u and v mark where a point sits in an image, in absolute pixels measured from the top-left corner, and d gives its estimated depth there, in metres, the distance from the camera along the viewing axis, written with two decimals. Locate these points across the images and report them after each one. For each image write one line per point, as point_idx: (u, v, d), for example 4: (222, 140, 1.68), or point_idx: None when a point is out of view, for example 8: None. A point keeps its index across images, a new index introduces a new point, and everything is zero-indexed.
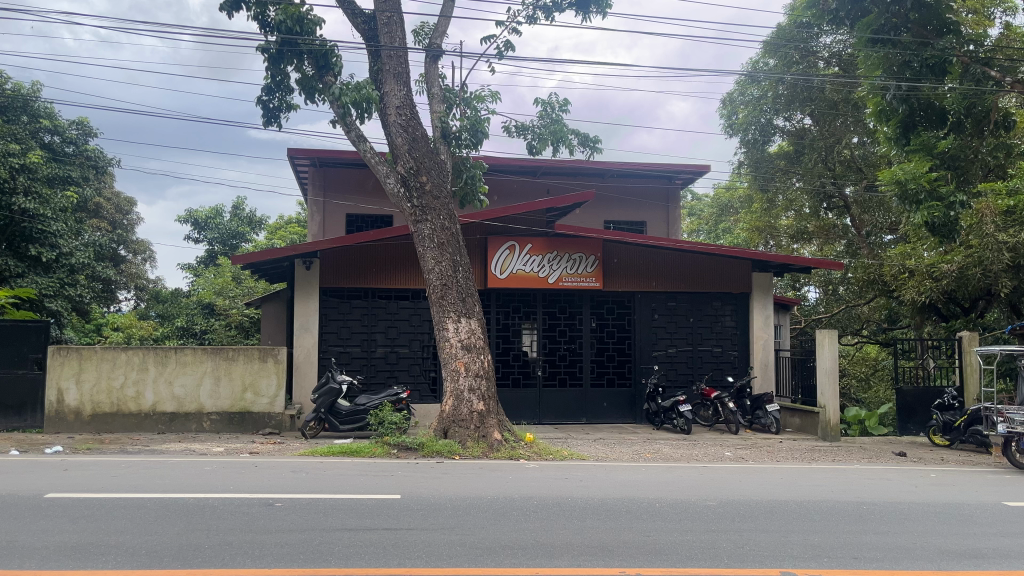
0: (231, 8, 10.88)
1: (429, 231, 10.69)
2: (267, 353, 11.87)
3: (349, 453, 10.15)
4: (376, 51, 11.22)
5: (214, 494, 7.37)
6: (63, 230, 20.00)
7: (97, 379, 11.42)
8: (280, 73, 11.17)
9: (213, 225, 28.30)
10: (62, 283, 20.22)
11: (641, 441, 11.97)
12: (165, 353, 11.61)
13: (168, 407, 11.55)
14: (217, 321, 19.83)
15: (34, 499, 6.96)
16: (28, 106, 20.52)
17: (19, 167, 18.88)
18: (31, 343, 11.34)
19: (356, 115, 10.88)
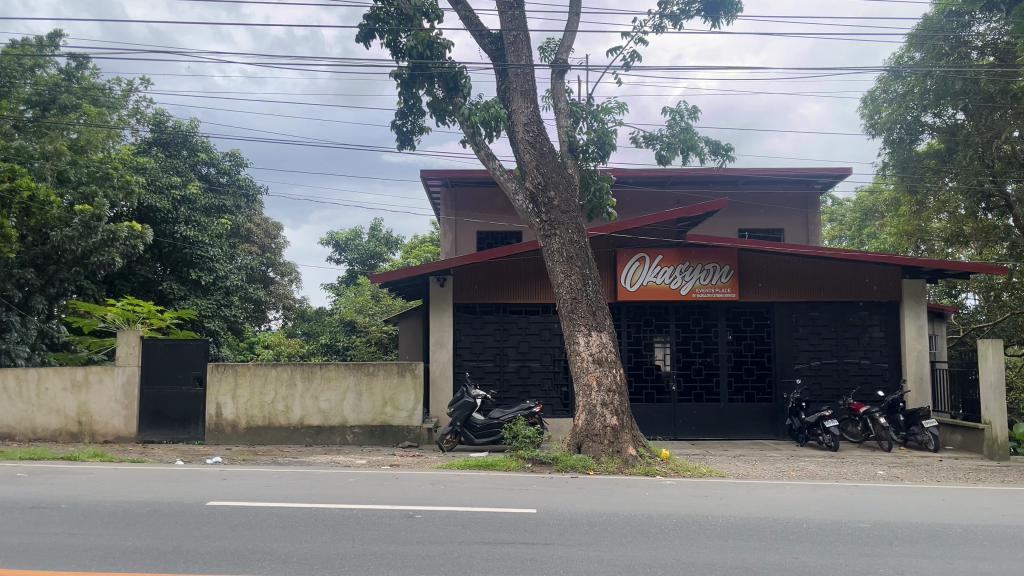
0: (365, 39, 11.40)
1: (558, 245, 10.71)
2: (405, 368, 12.25)
3: (485, 467, 10.28)
4: (504, 70, 11.43)
5: (359, 504, 7.65)
6: (219, 254, 21.52)
7: (250, 394, 12.15)
8: (411, 97, 11.55)
9: (353, 246, 29.68)
10: (219, 304, 21.73)
11: (784, 458, 11.45)
12: (311, 369, 12.22)
13: (315, 420, 12.12)
14: (358, 337, 20.62)
15: (198, 506, 7.48)
16: (187, 141, 22.40)
17: (180, 198, 20.66)
18: (195, 361, 12.18)
19: (485, 134, 11.08)
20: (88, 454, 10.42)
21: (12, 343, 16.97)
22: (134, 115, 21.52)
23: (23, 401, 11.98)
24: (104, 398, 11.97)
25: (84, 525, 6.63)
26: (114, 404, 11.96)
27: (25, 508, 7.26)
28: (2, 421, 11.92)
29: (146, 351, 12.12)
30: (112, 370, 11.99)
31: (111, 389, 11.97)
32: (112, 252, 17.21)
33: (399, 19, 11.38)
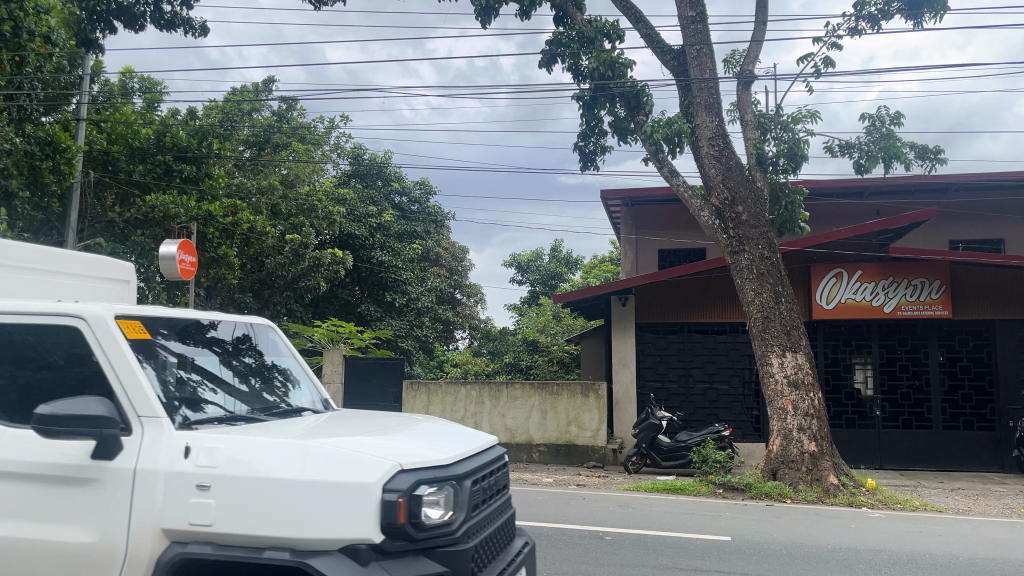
0: (548, 64, 11.64)
1: (747, 262, 10.33)
2: (588, 388, 12.25)
3: (674, 490, 10.04)
4: (687, 85, 11.25)
5: (548, 523, 7.71)
6: (411, 277, 22.89)
7: (442, 411, 12.65)
8: (594, 118, 11.64)
9: (534, 267, 30.25)
10: (411, 324, 22.97)
11: (1012, 494, 10.26)
12: (497, 388, 12.52)
13: (502, 437, 12.39)
14: (541, 356, 20.91)
15: None
16: (382, 173, 24.00)
17: (376, 226, 22.18)
18: (391, 378, 12.89)
19: (668, 150, 10.93)
20: None
21: None
22: (335, 150, 23.32)
23: None
24: None
25: None
26: None
27: None
28: None
29: (348, 368, 12.97)
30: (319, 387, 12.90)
31: None
32: (317, 278, 18.76)
33: (581, 42, 11.53)
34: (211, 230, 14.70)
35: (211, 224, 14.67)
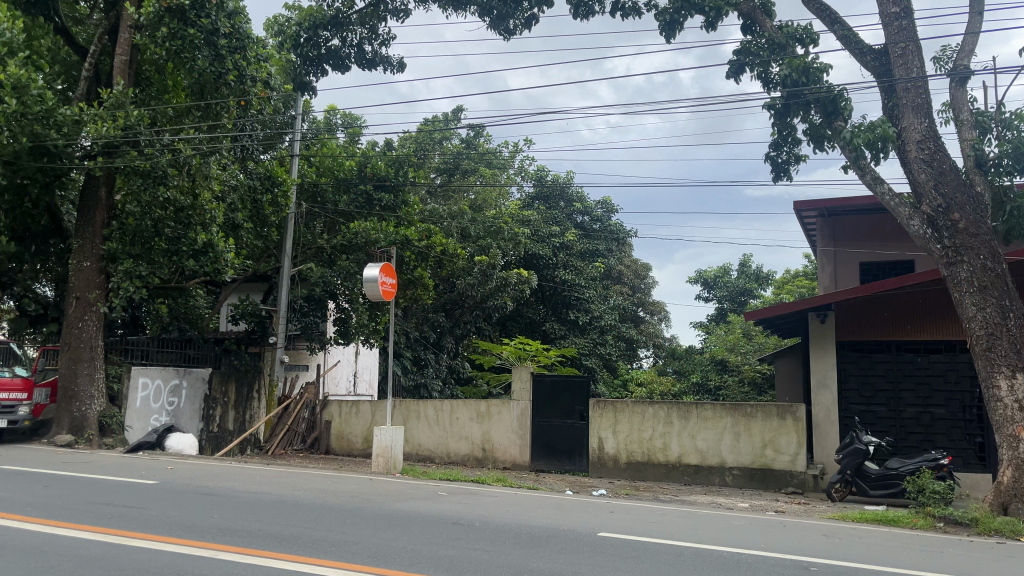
0: (736, 74, 11.32)
1: (968, 273, 9.43)
2: (785, 410, 11.45)
3: (885, 521, 9.29)
4: (891, 86, 10.49)
5: (748, 550, 7.37)
6: (594, 295, 23.17)
7: (630, 430, 12.38)
8: (786, 126, 11.14)
9: (722, 283, 29.37)
10: (596, 342, 23.20)
11: None
12: (687, 408, 12.01)
13: (693, 459, 11.90)
14: (731, 377, 20.16)
15: (590, 535, 7.87)
16: (564, 193, 24.42)
17: (559, 246, 22.87)
18: (578, 397, 12.85)
19: (871, 156, 10.25)
20: (492, 479, 11.58)
21: (429, 377, 20.70)
22: (520, 173, 23.94)
23: (440, 429, 13.83)
24: (503, 428, 13.27)
25: (496, 543, 7.34)
26: (511, 433, 13.18)
27: (450, 523, 8.29)
28: (425, 445, 13.93)
29: (535, 386, 13.16)
30: (509, 404, 13.25)
31: (508, 420, 13.24)
32: (504, 297, 20.01)
33: (771, 49, 11.13)
34: (409, 253, 15.51)
35: (408, 248, 15.51)
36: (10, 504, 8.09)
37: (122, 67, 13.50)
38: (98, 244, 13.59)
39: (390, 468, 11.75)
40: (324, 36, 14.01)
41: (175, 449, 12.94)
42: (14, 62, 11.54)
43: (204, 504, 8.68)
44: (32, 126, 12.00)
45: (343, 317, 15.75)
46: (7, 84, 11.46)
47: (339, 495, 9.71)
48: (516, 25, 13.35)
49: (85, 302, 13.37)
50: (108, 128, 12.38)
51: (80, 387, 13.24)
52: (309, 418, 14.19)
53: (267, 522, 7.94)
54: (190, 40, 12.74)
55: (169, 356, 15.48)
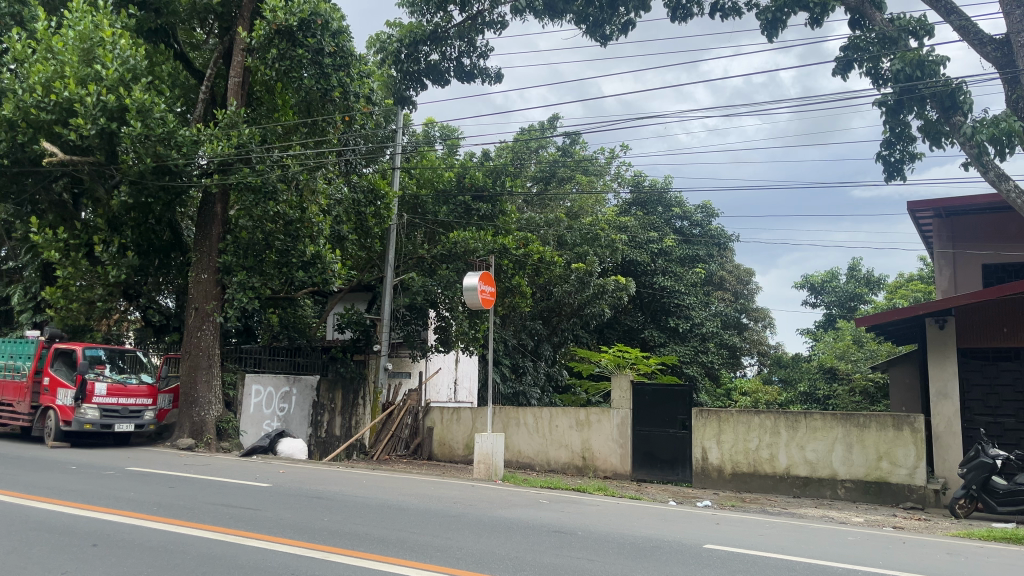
0: (843, 71, 10.91)
1: None
2: (902, 420, 10.89)
3: (1015, 540, 8.68)
4: (1015, 78, 9.86)
5: (864, 567, 7.03)
6: (695, 302, 22.87)
7: (735, 440, 12.05)
8: (899, 124, 10.67)
9: (830, 288, 28.33)
10: (697, 350, 22.76)
11: None
12: (795, 418, 11.59)
13: (803, 471, 11.46)
14: (841, 386, 19.33)
15: (695, 547, 7.68)
16: (662, 198, 24.19)
17: (658, 252, 22.83)
18: (681, 406, 12.57)
19: (994, 153, 9.66)
20: (594, 488, 11.49)
21: (528, 384, 20.79)
22: (616, 179, 23.79)
23: (539, 436, 13.86)
24: (604, 436, 13.17)
25: (599, 552, 7.26)
26: (612, 442, 13.08)
27: (551, 531, 8.26)
28: (525, 451, 13.98)
29: (636, 396, 13.05)
30: (609, 412, 13.17)
31: (608, 428, 13.16)
32: (601, 304, 19.59)
33: (882, 43, 10.70)
34: (507, 262, 15.62)
35: (506, 256, 15.61)
36: (139, 504, 8.59)
37: (235, 89, 14.14)
38: (215, 258, 14.33)
39: (491, 475, 11.82)
40: (423, 51, 14.37)
41: (286, 453, 13.44)
42: (140, 88, 12.35)
43: (315, 507, 8.98)
44: (155, 147, 12.75)
45: (444, 325, 15.98)
46: (133, 108, 12.26)
47: (442, 501, 9.85)
48: (612, 31, 13.30)
49: (202, 312, 14.09)
50: (223, 147, 13.08)
51: (198, 393, 13.93)
52: (412, 424, 14.45)
53: (374, 526, 8.14)
54: (298, 60, 13.25)
55: (279, 363, 15.84)
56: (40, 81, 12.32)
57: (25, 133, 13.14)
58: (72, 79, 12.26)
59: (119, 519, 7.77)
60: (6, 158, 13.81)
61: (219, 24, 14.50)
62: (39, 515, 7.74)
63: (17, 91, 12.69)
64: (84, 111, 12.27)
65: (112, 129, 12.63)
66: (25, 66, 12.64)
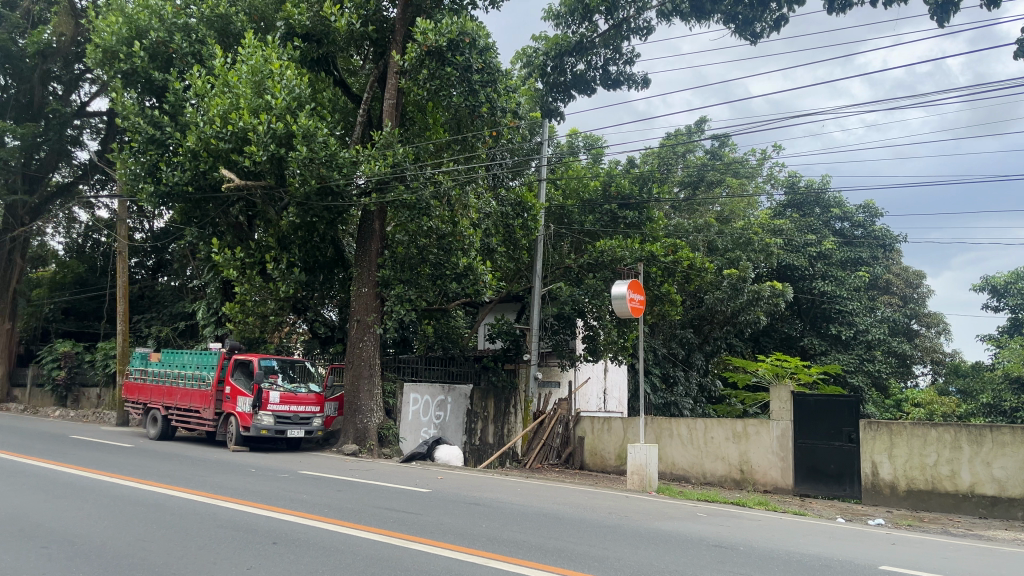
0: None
1: None
2: None
3: None
4: None
5: None
6: (859, 307, 21.59)
7: (909, 455, 11.19)
8: None
9: (1015, 290, 25.97)
10: (861, 359, 21.45)
11: None
12: (979, 431, 10.54)
13: (989, 489, 10.36)
14: None
15: (868, 568, 7.19)
16: (820, 199, 23.10)
17: (816, 255, 21.80)
18: (846, 418, 11.90)
19: None
20: (754, 502, 11.06)
21: (680, 395, 20.89)
22: (769, 180, 22.87)
23: (694, 448, 13.53)
24: (763, 449, 12.67)
25: (763, 569, 6.94)
26: (772, 455, 12.57)
27: (710, 545, 8.02)
28: (680, 463, 13.69)
29: (797, 406, 12.45)
30: (768, 424, 12.65)
31: (768, 440, 12.63)
32: (756, 311, 19.00)
33: None
34: (655, 269, 15.36)
35: (654, 264, 15.35)
36: (312, 506, 9.12)
37: (389, 110, 14.80)
38: (374, 272, 15.04)
39: (645, 486, 11.62)
40: (569, 62, 14.96)
41: (443, 460, 13.83)
42: (305, 114, 13.22)
43: (473, 513, 9.20)
44: (319, 169, 13.57)
45: (591, 334, 16.01)
46: (299, 134, 13.14)
47: (597, 511, 9.81)
48: (764, 28, 12.81)
49: (364, 323, 14.82)
50: (380, 166, 13.73)
51: (361, 401, 14.64)
52: (564, 433, 14.51)
53: (530, 534, 8.23)
54: (448, 79, 13.76)
55: (435, 373, 16.84)
56: (219, 113, 13.34)
57: (206, 162, 14.35)
58: (247, 110, 13.23)
59: (295, 519, 8.29)
60: (190, 186, 15.13)
61: (374, 50, 15.26)
62: (226, 514, 8.39)
63: (199, 123, 13.87)
64: (257, 138, 13.28)
65: (281, 154, 13.57)
66: (206, 100, 13.79)
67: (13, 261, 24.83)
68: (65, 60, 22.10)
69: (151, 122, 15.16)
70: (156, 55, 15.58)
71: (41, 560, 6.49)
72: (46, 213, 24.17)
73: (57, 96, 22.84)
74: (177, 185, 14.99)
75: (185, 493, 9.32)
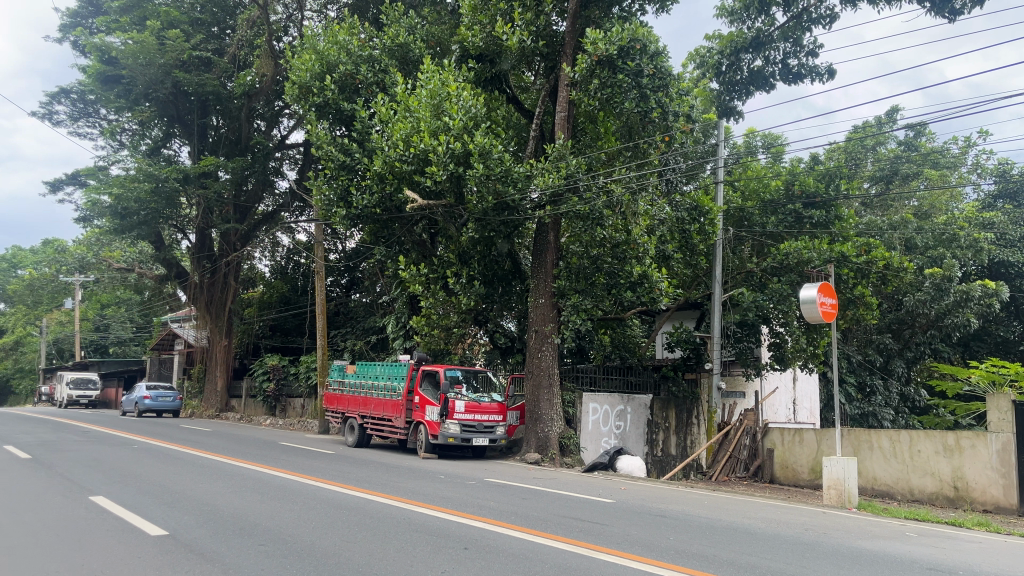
0: None
1: None
2: None
3: None
4: None
5: None
6: None
7: None
8: None
9: None
10: None
11: None
12: None
13: None
14: None
15: None
16: None
17: None
18: None
19: None
20: (973, 522, 10.04)
21: (879, 405, 19.65)
22: (975, 169, 20.88)
23: (899, 461, 12.53)
24: (979, 464, 11.48)
25: None
26: (990, 471, 11.36)
27: (925, 568, 7.33)
28: (882, 478, 12.72)
29: (1020, 417, 11.19)
30: (985, 436, 11.44)
31: (985, 455, 11.43)
32: (966, 313, 17.22)
33: None
34: (847, 270, 14.45)
35: (845, 265, 14.45)
36: (500, 513, 9.33)
37: (562, 122, 14.86)
38: (550, 283, 15.03)
39: (844, 502, 10.88)
40: (746, 59, 14.42)
41: (625, 470, 13.70)
42: (481, 133, 13.65)
43: (659, 526, 9.01)
44: (495, 186, 13.94)
45: (778, 342, 15.27)
46: (476, 152, 13.57)
47: (792, 527, 9.29)
48: (963, 3, 11.78)
49: (542, 333, 14.93)
50: (554, 179, 13.89)
51: (542, 411, 14.83)
52: (751, 445, 13.78)
53: (721, 548, 7.93)
54: (620, 86, 13.69)
55: (614, 382, 16.69)
56: (402, 137, 14.12)
57: (392, 184, 15.17)
58: (427, 132, 13.86)
59: (484, 526, 8.51)
60: (378, 208, 16.04)
61: (545, 64, 15.48)
62: (419, 519, 8.77)
63: (384, 148, 14.72)
64: (437, 159, 13.88)
65: (459, 172, 14.05)
66: (390, 125, 14.61)
67: (228, 283, 27.48)
68: (266, 99, 24.28)
69: (342, 150, 16.29)
70: (345, 87, 16.69)
71: (260, 556, 7.07)
72: (255, 239, 26.56)
73: (261, 132, 25.14)
74: (366, 208, 15.95)
75: (382, 498, 9.85)
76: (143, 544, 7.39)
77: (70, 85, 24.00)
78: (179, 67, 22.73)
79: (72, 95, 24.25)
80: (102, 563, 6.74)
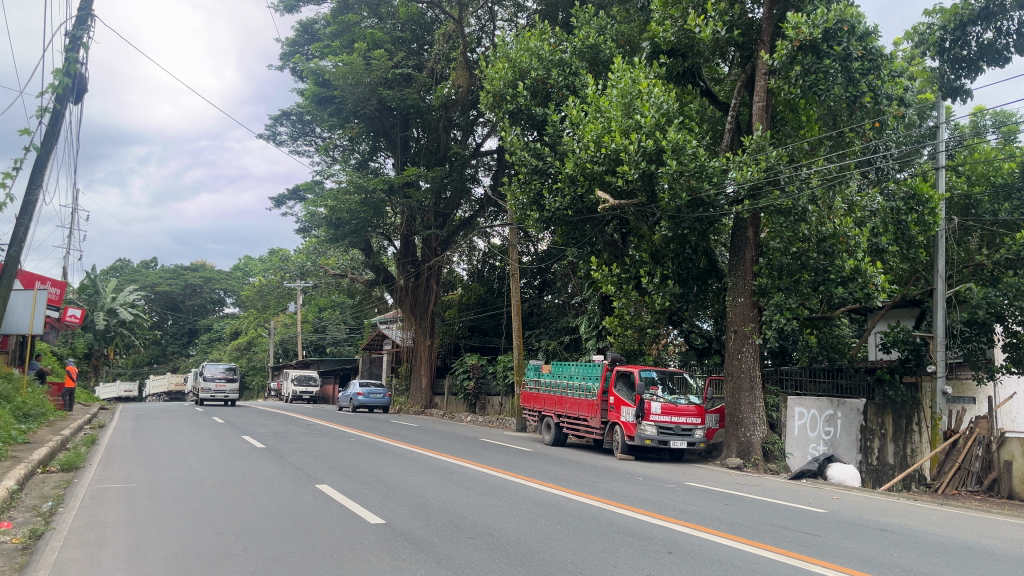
0: None
1: None
2: None
3: None
4: None
5: None
6: None
7: None
8: None
9: None
10: None
11: None
12: None
13: None
14: None
15: None
16: None
17: None
18: None
19: None
20: None
21: None
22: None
23: None
24: None
25: None
26: None
27: None
28: None
29: None
30: None
31: None
32: None
33: None
34: None
35: None
36: (704, 518, 9.08)
37: (760, 113, 14.23)
38: (749, 281, 14.59)
39: None
40: (974, 32, 13.14)
41: (837, 479, 12.89)
42: (674, 129, 13.41)
43: (880, 540, 8.37)
44: (689, 182, 13.59)
45: (1015, 342, 13.62)
46: (670, 148, 13.35)
47: None
48: None
49: (742, 334, 14.49)
50: (752, 172, 13.26)
51: (744, 415, 14.32)
52: (985, 456, 12.39)
53: (955, 568, 7.18)
54: (825, 72, 12.91)
55: (823, 386, 15.64)
56: (593, 138, 14.23)
57: (583, 186, 15.29)
58: (618, 131, 13.83)
59: (688, 531, 8.32)
60: (571, 210, 16.17)
61: (741, 54, 14.87)
62: (621, 520, 8.73)
63: (576, 151, 14.91)
64: (629, 158, 13.79)
65: (652, 170, 13.88)
66: (581, 127, 14.74)
67: (431, 286, 28.96)
68: (462, 109, 25.22)
69: (534, 155, 16.61)
70: (536, 92, 17.04)
71: (469, 548, 7.34)
72: (453, 244, 27.74)
73: (458, 141, 26.28)
74: (559, 210, 16.16)
75: (583, 498, 9.92)
76: (364, 532, 7.92)
77: (290, 108, 26.34)
78: (383, 85, 24.17)
79: (292, 117, 26.58)
80: (331, 547, 7.30)
